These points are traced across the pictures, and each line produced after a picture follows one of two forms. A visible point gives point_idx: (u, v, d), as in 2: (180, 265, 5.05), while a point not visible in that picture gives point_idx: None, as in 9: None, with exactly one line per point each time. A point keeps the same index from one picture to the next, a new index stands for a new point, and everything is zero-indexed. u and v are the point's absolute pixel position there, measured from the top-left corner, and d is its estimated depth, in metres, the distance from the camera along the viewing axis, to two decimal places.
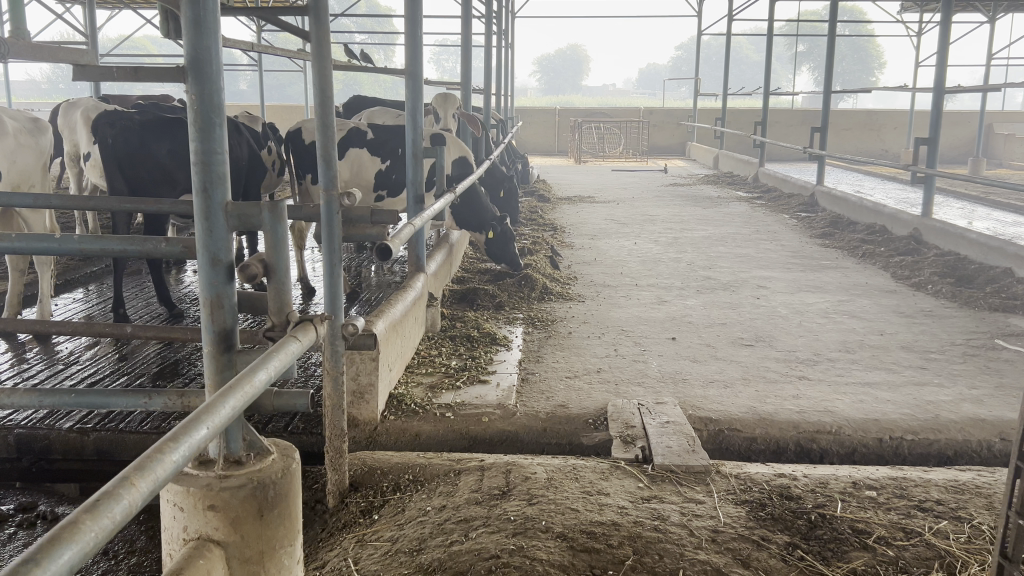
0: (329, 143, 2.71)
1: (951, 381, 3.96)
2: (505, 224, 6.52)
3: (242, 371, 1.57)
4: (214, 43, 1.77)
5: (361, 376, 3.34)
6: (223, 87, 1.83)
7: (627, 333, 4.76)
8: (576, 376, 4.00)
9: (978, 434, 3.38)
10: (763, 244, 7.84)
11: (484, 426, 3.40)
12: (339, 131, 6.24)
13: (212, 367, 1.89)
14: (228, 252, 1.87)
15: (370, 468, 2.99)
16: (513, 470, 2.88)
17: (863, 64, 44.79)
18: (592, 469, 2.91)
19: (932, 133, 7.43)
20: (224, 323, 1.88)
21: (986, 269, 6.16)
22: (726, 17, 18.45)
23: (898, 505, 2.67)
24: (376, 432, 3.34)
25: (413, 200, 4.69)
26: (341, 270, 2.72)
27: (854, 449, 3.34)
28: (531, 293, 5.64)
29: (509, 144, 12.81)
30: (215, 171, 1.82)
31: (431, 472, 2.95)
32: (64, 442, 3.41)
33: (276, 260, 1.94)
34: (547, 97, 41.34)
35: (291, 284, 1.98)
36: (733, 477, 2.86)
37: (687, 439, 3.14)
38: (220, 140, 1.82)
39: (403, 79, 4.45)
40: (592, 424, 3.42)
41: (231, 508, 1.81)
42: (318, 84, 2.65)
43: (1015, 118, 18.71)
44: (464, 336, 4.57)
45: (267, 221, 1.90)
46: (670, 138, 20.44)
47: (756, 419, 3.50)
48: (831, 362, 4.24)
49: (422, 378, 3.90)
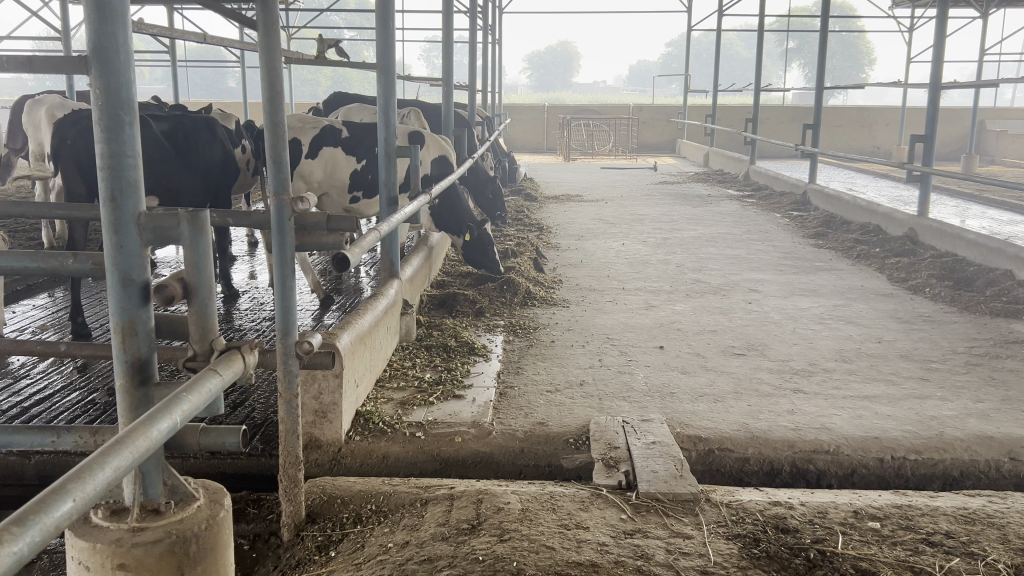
0: (280, 143, 2.44)
1: (955, 394, 3.74)
2: (483, 227, 6.31)
3: (138, 420, 1.32)
4: (121, 29, 1.52)
5: (324, 395, 3.10)
6: (134, 81, 1.57)
7: (612, 342, 4.52)
8: (557, 390, 3.75)
9: (986, 453, 3.16)
10: (755, 245, 7.63)
11: (457, 447, 3.16)
12: (312, 129, 5.98)
13: (125, 403, 1.64)
14: (142, 270, 1.62)
15: (330, 497, 2.74)
16: (485, 500, 2.63)
17: (853, 61, 44.82)
18: (571, 497, 2.67)
19: (929, 130, 7.19)
20: (138, 352, 1.63)
21: (985, 272, 5.94)
22: (717, 13, 18.17)
23: (904, 538, 2.44)
24: (340, 454, 3.09)
25: (386, 202, 4.44)
26: (293, 281, 2.46)
27: (854, 469, 3.13)
28: (514, 299, 5.38)
29: (495, 141, 12.56)
30: (126, 178, 1.57)
31: (395, 501, 2.70)
32: (3, 467, 3.15)
33: (197, 277, 1.70)
34: (536, 96, 41.24)
35: (215, 308, 1.72)
36: (724, 507, 2.63)
37: (675, 463, 2.90)
38: (131, 142, 1.57)
39: (375, 72, 4.21)
40: (573, 443, 3.19)
41: (144, 567, 1.58)
42: (266, 79, 2.38)
43: (1007, 115, 18.56)
44: (440, 346, 4.32)
45: (186, 235, 1.63)
46: (660, 135, 20.22)
47: (748, 437, 3.27)
48: (828, 373, 4.02)
49: (393, 394, 3.65)
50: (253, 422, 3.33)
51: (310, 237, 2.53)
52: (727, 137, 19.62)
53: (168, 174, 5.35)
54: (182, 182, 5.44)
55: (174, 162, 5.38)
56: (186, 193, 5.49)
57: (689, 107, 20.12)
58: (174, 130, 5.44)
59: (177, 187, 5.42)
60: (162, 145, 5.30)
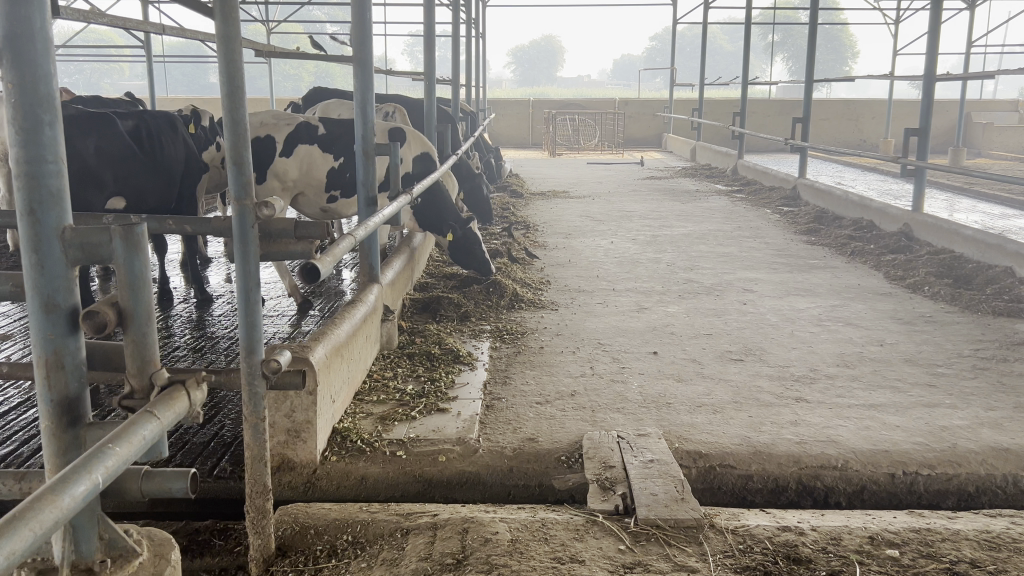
0: (242, 141, 2.21)
1: (964, 401, 3.55)
2: (468, 227, 6.08)
3: (49, 486, 1.15)
4: (38, 15, 1.32)
5: (297, 413, 2.88)
6: (55, 75, 1.37)
7: (603, 348, 4.31)
8: (547, 402, 3.54)
9: (1003, 467, 2.98)
10: (746, 242, 7.44)
11: (440, 467, 2.94)
12: (287, 127, 5.73)
13: (52, 448, 1.47)
14: (70, 294, 1.44)
15: (302, 527, 2.51)
16: (471, 529, 2.42)
17: (837, 54, 44.87)
18: (564, 526, 2.46)
19: (924, 123, 6.99)
20: (66, 389, 1.45)
21: (985, 269, 5.77)
22: (703, 6, 17.90)
23: (927, 569, 2.25)
24: (316, 476, 2.88)
25: (364, 204, 4.21)
26: (258, 295, 2.24)
27: (863, 485, 2.94)
28: (500, 302, 5.16)
29: (480, 136, 12.31)
30: (47, 188, 1.38)
31: (374, 532, 2.48)
32: None
33: (132, 303, 1.52)
34: (521, 92, 40.89)
35: (154, 337, 1.55)
36: (730, 534, 2.43)
37: (674, 484, 2.69)
38: (52, 144, 1.38)
39: (353, 66, 3.99)
40: (565, 461, 2.99)
41: None
42: (225, 71, 2.14)
43: (992, 107, 18.46)
44: (423, 353, 4.10)
45: (119, 253, 1.46)
46: (646, 129, 20.01)
47: (751, 452, 3.08)
48: (830, 380, 3.82)
49: (373, 408, 3.43)
50: (222, 441, 3.09)
51: (276, 244, 2.27)
52: (713, 131, 19.45)
53: (136, 176, 5.11)
54: (147, 184, 5.18)
55: (140, 164, 5.12)
56: (151, 196, 5.24)
57: (675, 101, 19.90)
58: (138, 129, 5.17)
59: (142, 189, 5.17)
60: (128, 145, 5.04)
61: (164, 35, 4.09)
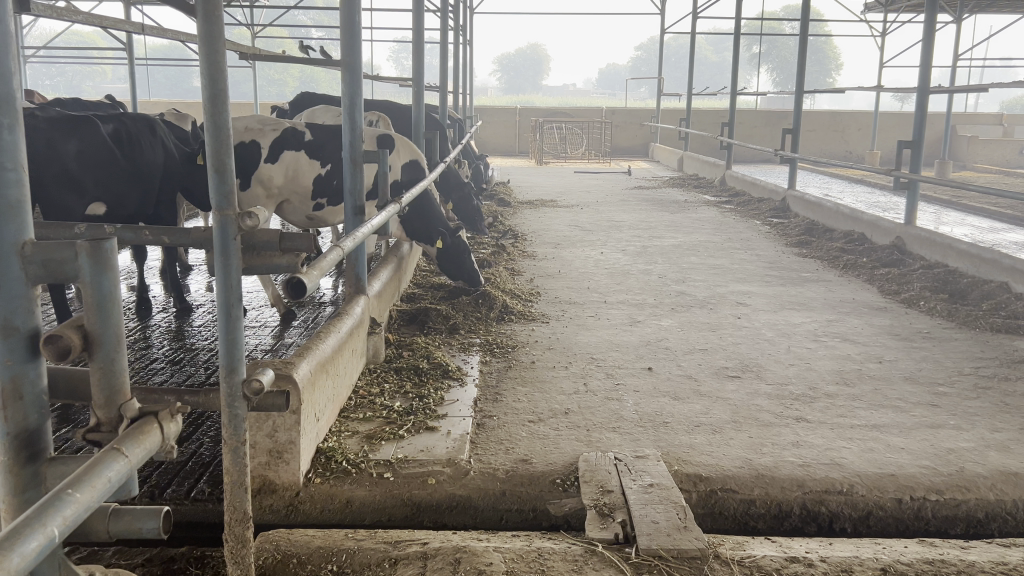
0: (223, 147, 2.08)
1: (968, 422, 3.45)
2: (457, 235, 5.96)
3: None
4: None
5: (279, 433, 2.74)
6: (13, 74, 1.25)
7: (596, 363, 4.19)
8: (541, 420, 3.41)
9: (1013, 492, 2.87)
10: (738, 254, 7.34)
11: (429, 490, 2.80)
12: (272, 132, 5.58)
13: (9, 487, 1.33)
14: (30, 317, 1.32)
15: (283, 557, 2.37)
16: (464, 560, 2.29)
17: (822, 65, 45.16)
18: (561, 556, 2.34)
19: (918, 135, 6.90)
20: (24, 421, 1.32)
21: (980, 284, 5.69)
22: (690, 17, 17.82)
23: None
24: (299, 500, 2.73)
25: (352, 212, 4.07)
26: (239, 311, 2.10)
27: (870, 511, 2.82)
28: (490, 314, 5.03)
29: (467, 144, 12.16)
30: (5, 199, 1.26)
31: (360, 561, 2.34)
32: None
33: (101, 327, 1.40)
34: (507, 100, 40.85)
35: (124, 363, 1.43)
36: (737, 565, 2.32)
37: (677, 511, 2.56)
38: (11, 150, 1.25)
39: (341, 71, 3.86)
40: (560, 485, 2.86)
41: None
42: (207, 72, 1.99)
43: (977, 120, 18.52)
44: (411, 368, 3.96)
45: (85, 272, 1.34)
46: (633, 139, 19.93)
47: (752, 475, 2.96)
48: (831, 399, 3.71)
49: (358, 426, 3.29)
50: (201, 461, 2.96)
51: (260, 257, 2.14)
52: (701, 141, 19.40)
53: (116, 181, 4.96)
54: (127, 189, 5.04)
55: (120, 168, 4.97)
56: (132, 201, 5.10)
57: (662, 110, 19.86)
58: (118, 132, 5.02)
59: (123, 193, 5.02)
60: (109, 148, 4.89)
61: (144, 34, 3.93)
